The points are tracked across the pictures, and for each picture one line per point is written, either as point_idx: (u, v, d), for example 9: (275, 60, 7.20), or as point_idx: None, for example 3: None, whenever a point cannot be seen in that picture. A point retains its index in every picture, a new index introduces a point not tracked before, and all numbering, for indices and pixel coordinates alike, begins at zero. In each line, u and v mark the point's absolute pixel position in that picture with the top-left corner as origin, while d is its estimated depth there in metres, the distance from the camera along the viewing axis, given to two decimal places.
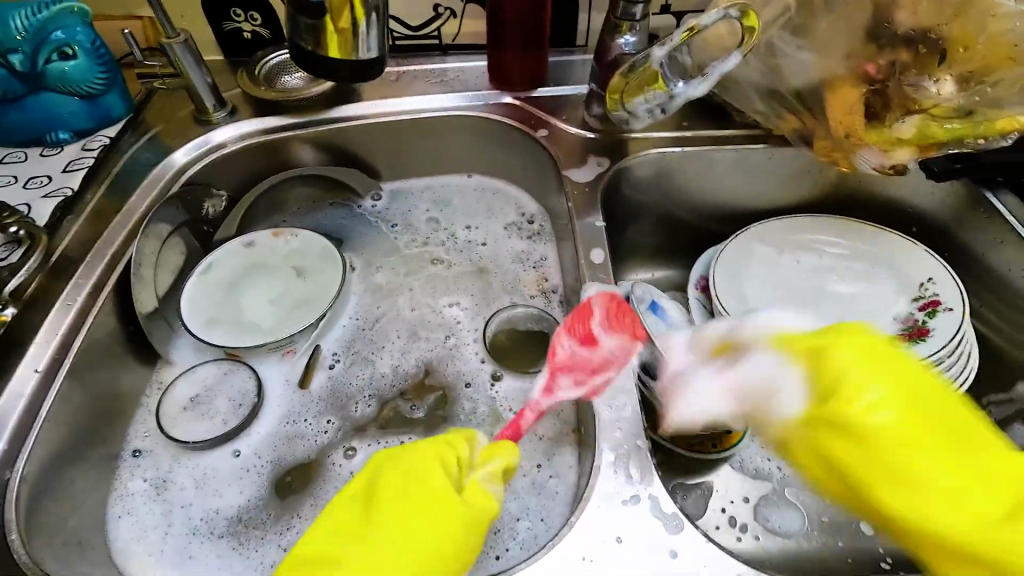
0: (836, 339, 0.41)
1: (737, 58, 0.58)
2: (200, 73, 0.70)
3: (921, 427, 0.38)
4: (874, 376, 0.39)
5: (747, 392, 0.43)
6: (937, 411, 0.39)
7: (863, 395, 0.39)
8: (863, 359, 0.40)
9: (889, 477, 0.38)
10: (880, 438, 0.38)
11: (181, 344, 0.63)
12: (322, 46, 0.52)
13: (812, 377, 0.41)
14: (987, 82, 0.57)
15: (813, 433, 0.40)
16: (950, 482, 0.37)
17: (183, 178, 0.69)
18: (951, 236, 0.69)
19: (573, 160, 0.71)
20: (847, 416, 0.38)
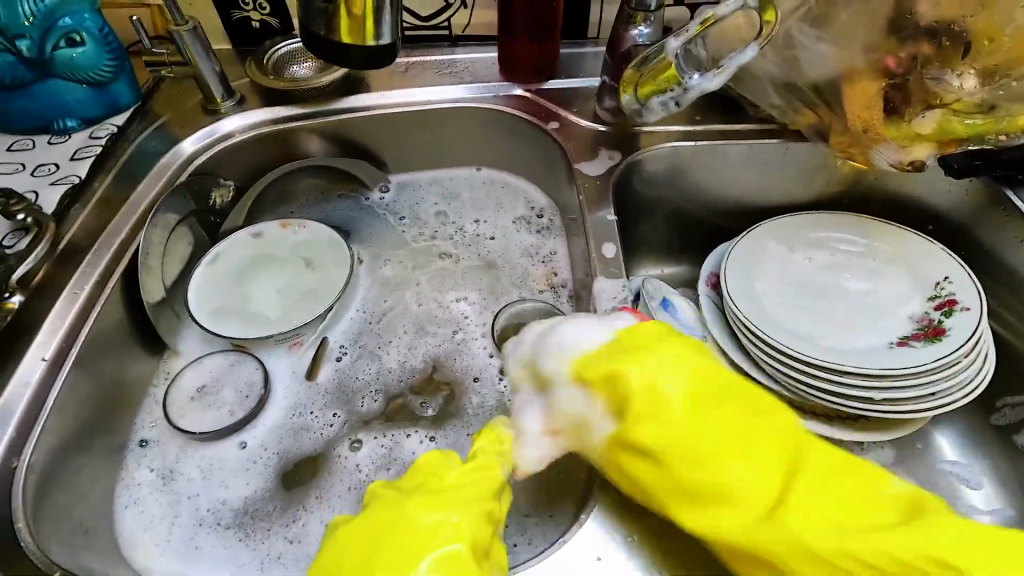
0: (630, 349, 0.44)
1: (754, 49, 0.55)
2: (208, 63, 0.69)
3: (726, 423, 0.40)
4: (634, 359, 0.43)
5: (560, 422, 0.45)
6: (724, 433, 0.40)
7: (714, 432, 0.40)
8: (690, 394, 0.42)
9: (690, 497, 0.40)
10: (681, 453, 0.40)
11: (189, 334, 0.63)
12: (335, 31, 0.51)
13: (610, 402, 0.43)
14: (1012, 76, 0.55)
15: (619, 451, 0.43)
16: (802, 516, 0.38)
17: (191, 167, 0.69)
18: (969, 233, 0.68)
19: (584, 153, 0.69)
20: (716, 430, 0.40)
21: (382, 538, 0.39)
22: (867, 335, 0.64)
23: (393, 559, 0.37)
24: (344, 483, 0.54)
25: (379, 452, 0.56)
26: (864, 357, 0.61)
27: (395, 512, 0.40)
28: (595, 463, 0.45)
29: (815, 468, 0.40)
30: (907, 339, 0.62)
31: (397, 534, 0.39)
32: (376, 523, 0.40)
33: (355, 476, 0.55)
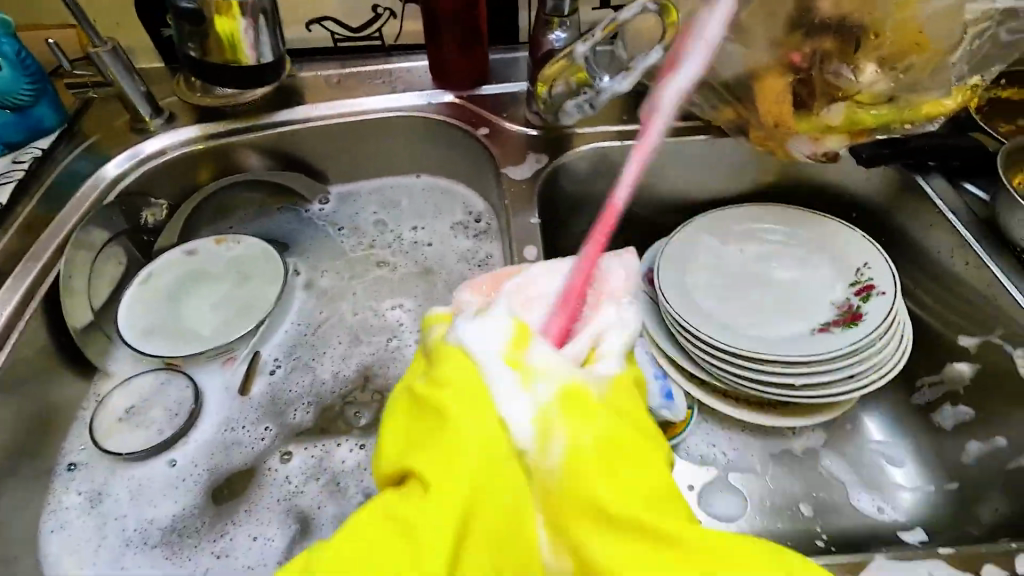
0: (609, 401, 0.38)
1: (659, 52, 0.58)
2: (132, 82, 0.69)
3: (633, 415, 0.38)
4: (621, 461, 0.36)
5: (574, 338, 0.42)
6: (608, 449, 0.36)
7: (606, 480, 0.35)
8: (601, 391, 0.38)
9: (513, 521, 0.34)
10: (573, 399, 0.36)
11: (121, 355, 0.63)
12: (206, 51, 0.58)
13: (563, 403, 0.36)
14: (900, 68, 0.58)
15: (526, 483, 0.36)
16: (631, 498, 0.35)
17: (119, 188, 0.69)
18: (889, 219, 0.70)
19: (512, 157, 0.71)
20: (621, 408, 0.38)
21: (415, 443, 0.37)
22: (792, 323, 0.66)
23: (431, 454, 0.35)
24: (273, 497, 0.55)
25: (309, 463, 0.57)
26: (788, 344, 0.62)
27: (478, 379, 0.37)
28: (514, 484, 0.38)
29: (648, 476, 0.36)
30: (828, 325, 0.64)
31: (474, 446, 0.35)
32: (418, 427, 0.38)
33: (284, 488, 0.55)
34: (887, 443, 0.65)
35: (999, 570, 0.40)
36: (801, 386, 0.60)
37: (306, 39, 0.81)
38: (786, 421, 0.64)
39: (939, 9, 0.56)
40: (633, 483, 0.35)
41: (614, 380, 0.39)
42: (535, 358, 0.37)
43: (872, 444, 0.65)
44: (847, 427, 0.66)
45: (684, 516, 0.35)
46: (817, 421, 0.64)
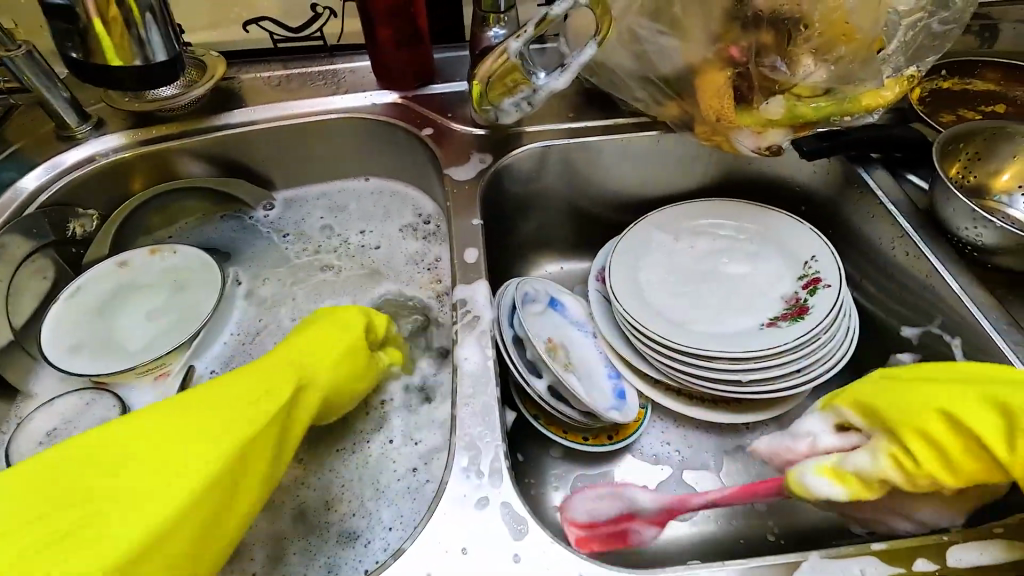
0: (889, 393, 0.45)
1: (592, 46, 0.56)
2: (55, 89, 0.66)
3: (888, 398, 0.44)
4: (925, 416, 0.41)
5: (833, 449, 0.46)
6: (910, 399, 0.43)
7: (886, 443, 0.43)
8: (884, 420, 0.43)
9: (942, 462, 0.41)
10: (909, 412, 0.42)
11: (45, 375, 0.60)
12: (93, 53, 0.53)
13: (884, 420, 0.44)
14: (831, 59, 0.57)
15: (912, 469, 0.41)
16: (984, 390, 0.41)
17: (33, 206, 0.65)
18: (836, 210, 0.69)
19: (457, 157, 0.69)
20: (881, 412, 0.44)
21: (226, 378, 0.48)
22: (741, 318, 0.65)
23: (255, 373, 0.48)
24: None
25: None
26: (736, 339, 0.62)
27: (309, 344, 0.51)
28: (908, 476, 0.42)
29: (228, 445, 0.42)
30: (776, 319, 0.64)
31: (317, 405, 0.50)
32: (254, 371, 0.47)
33: None
34: None
35: (931, 563, 0.40)
36: (749, 381, 0.60)
37: (243, 40, 0.78)
38: (733, 419, 0.63)
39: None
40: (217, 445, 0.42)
41: (860, 410, 0.46)
42: (856, 460, 0.44)
43: None
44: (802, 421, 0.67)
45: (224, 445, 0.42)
46: (770, 416, 0.63)
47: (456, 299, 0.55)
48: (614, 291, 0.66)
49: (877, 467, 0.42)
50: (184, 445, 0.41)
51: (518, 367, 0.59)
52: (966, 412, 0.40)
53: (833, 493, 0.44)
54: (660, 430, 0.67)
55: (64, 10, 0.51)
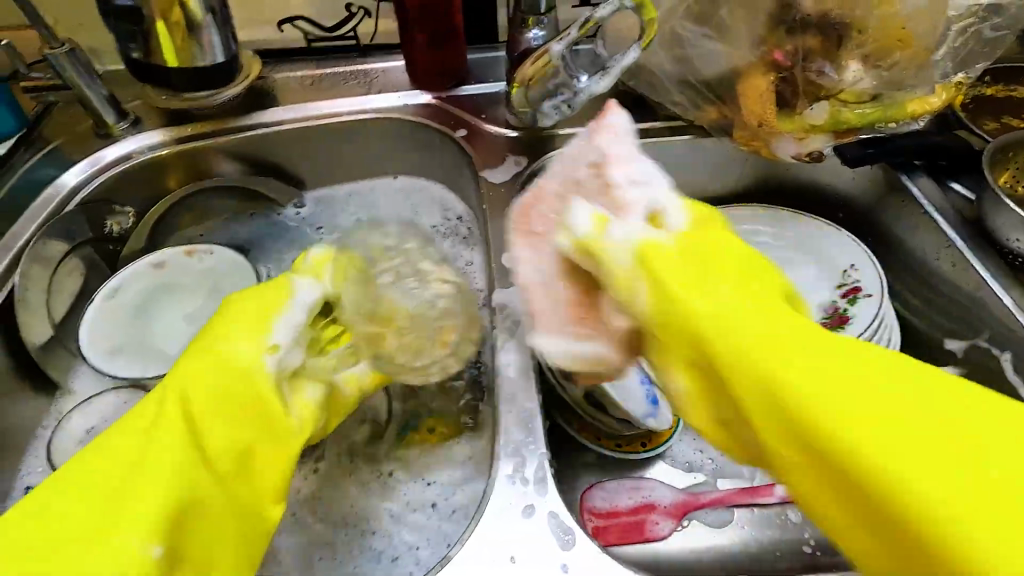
0: (704, 263, 0.40)
1: (636, 51, 0.55)
2: (95, 86, 0.66)
3: (745, 301, 0.38)
4: (693, 287, 0.38)
5: (644, 210, 0.43)
6: (754, 321, 0.37)
7: (691, 301, 0.38)
8: (682, 247, 0.40)
9: (702, 357, 0.37)
10: (719, 324, 0.37)
11: (84, 371, 0.61)
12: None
13: (684, 252, 0.40)
14: (884, 65, 0.57)
15: (665, 321, 0.39)
16: (869, 398, 0.33)
17: (77, 199, 0.66)
18: (876, 218, 0.68)
19: (492, 159, 0.69)
20: (710, 247, 0.41)
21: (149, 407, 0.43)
22: None
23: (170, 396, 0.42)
24: None
25: None
26: None
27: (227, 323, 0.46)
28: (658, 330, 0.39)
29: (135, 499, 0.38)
30: None
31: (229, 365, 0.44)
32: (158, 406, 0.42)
33: None
34: None
35: None
36: None
37: (278, 39, 0.78)
38: None
39: (922, 5, 0.54)
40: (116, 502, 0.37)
41: (683, 233, 0.42)
42: (618, 231, 0.40)
43: None
44: None
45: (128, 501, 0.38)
46: None
47: (494, 304, 0.54)
48: None
49: (630, 256, 0.40)
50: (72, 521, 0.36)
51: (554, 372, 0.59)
52: (822, 400, 0.33)
53: (583, 231, 0.40)
54: (692, 437, 0.66)
55: None
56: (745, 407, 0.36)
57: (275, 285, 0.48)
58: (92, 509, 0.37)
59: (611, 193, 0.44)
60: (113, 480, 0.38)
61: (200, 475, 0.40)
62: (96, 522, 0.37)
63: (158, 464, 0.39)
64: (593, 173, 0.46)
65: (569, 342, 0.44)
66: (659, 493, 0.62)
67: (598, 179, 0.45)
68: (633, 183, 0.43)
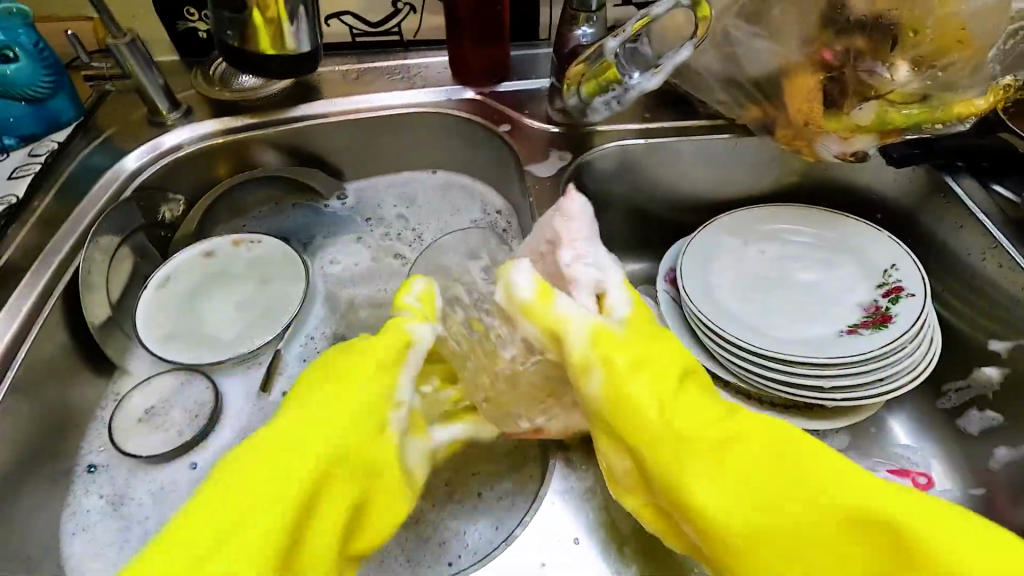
0: (634, 351, 0.42)
1: (689, 48, 0.57)
2: (151, 76, 0.68)
3: (679, 400, 0.40)
4: (633, 372, 0.41)
5: (595, 299, 0.46)
6: (694, 418, 0.39)
7: (630, 387, 0.40)
8: (628, 340, 0.43)
9: (633, 427, 0.40)
10: (672, 421, 0.39)
11: (139, 354, 0.63)
12: (249, 40, 0.51)
13: (636, 347, 0.42)
14: (938, 65, 0.56)
15: (609, 395, 0.41)
16: (791, 515, 0.35)
17: (135, 184, 0.68)
18: (916, 219, 0.69)
19: (536, 154, 0.70)
20: (666, 354, 0.43)
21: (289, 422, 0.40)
22: (819, 325, 0.65)
23: (301, 419, 0.40)
24: None
25: None
26: (816, 345, 0.62)
27: (352, 363, 0.43)
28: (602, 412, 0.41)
29: (255, 521, 0.35)
30: (856, 327, 0.63)
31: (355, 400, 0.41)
32: (287, 429, 0.39)
33: None
34: (913, 448, 0.64)
35: None
36: (829, 388, 0.59)
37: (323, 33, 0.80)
38: (819, 425, 0.62)
39: (981, 7, 0.54)
40: (257, 522, 0.35)
41: (628, 320, 0.45)
42: (567, 307, 0.43)
43: (896, 447, 0.64)
44: (873, 430, 0.65)
45: (248, 527, 0.35)
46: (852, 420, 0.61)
47: None
48: (690, 295, 0.65)
49: (581, 342, 0.42)
50: (203, 534, 0.34)
51: None
52: (737, 508, 0.36)
53: (525, 296, 0.43)
54: None
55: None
56: (670, 498, 0.38)
57: (391, 333, 0.44)
58: (222, 518, 0.35)
59: (561, 273, 0.48)
60: (232, 512, 0.35)
61: (327, 500, 0.38)
62: (223, 529, 0.35)
63: (285, 493, 0.36)
64: (547, 250, 0.50)
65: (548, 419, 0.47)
66: None
67: (551, 258, 0.49)
68: (587, 278, 0.47)
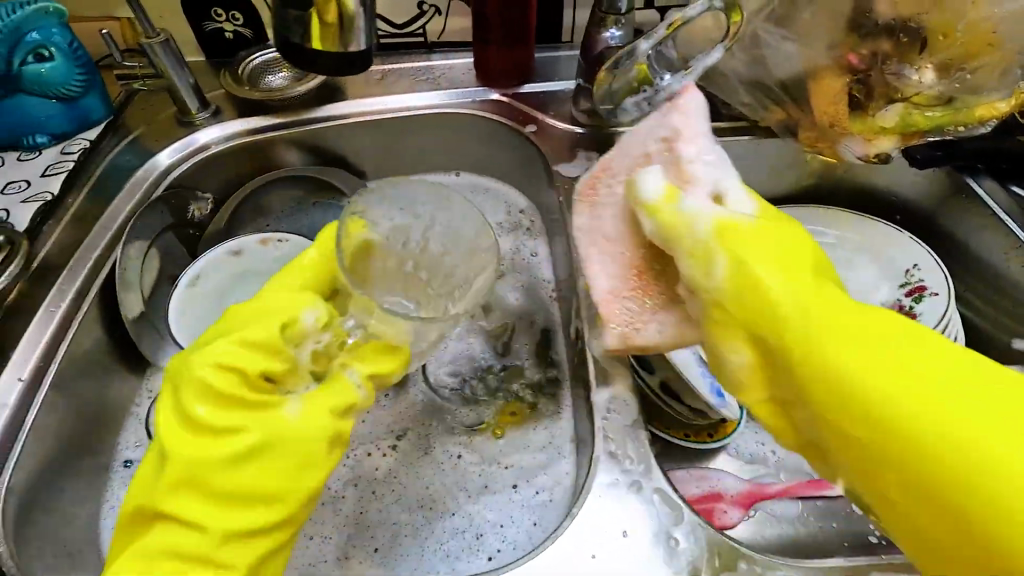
0: (763, 241, 0.41)
1: (721, 49, 0.60)
2: (182, 75, 0.68)
3: (801, 286, 0.40)
4: (760, 258, 0.40)
5: (712, 189, 0.45)
6: (840, 311, 0.39)
7: (757, 273, 0.40)
8: (756, 229, 0.42)
9: (758, 322, 0.39)
10: (819, 307, 0.39)
11: (171, 350, 0.63)
12: (308, 38, 0.51)
13: (760, 234, 0.41)
14: (967, 69, 0.58)
15: (734, 287, 0.40)
16: (931, 386, 0.36)
17: (166, 182, 0.68)
18: (936, 220, 0.70)
19: (563, 154, 0.71)
20: (795, 246, 0.42)
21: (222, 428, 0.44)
22: None
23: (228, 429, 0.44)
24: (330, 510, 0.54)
25: (355, 474, 0.56)
26: None
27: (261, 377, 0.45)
28: (712, 301, 0.41)
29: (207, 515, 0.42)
30: None
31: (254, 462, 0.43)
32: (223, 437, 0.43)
33: (335, 499, 0.55)
34: None
35: None
36: None
37: None
38: None
39: (1016, 9, 0.54)
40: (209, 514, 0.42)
41: (755, 216, 0.44)
42: (691, 204, 0.43)
43: None
44: None
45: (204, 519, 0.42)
46: None
47: (580, 292, 0.57)
48: None
49: (705, 227, 0.41)
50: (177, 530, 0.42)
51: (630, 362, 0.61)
52: (876, 385, 0.36)
53: (656, 195, 0.44)
54: (754, 430, 0.68)
55: None
56: (801, 382, 0.38)
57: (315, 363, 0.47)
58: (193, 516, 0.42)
59: (681, 167, 0.46)
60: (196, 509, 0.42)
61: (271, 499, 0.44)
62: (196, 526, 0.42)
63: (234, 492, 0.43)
64: (662, 148, 0.48)
65: (644, 321, 0.47)
66: (728, 478, 0.63)
67: (668, 156, 0.48)
68: (697, 161, 0.46)
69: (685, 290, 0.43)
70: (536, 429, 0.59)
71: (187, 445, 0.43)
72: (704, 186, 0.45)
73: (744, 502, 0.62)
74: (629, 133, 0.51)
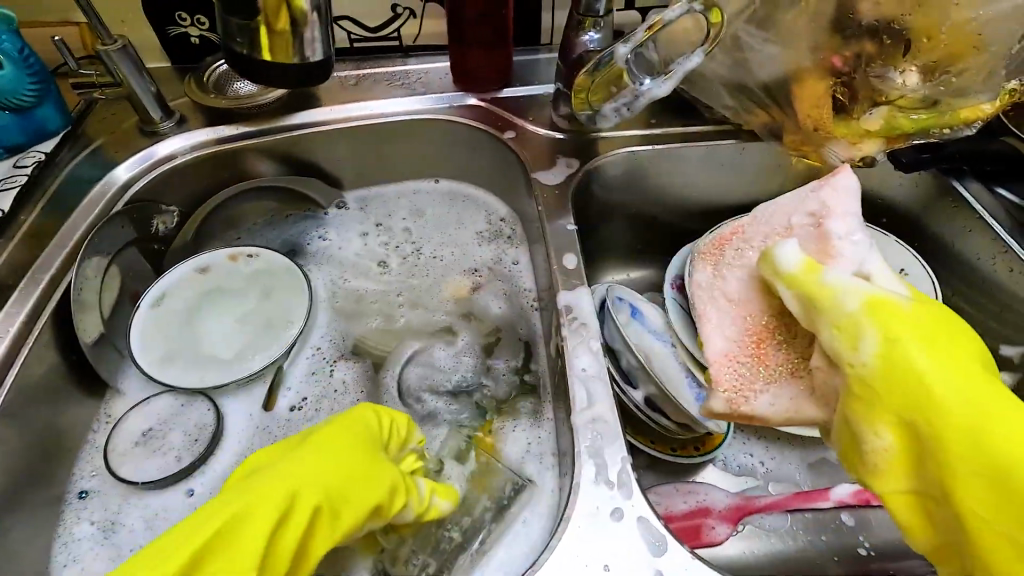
0: (919, 325, 0.39)
1: (700, 56, 0.56)
2: (141, 81, 0.65)
3: (963, 373, 0.37)
4: (921, 344, 0.38)
5: (858, 267, 0.45)
6: (985, 398, 0.36)
7: (913, 355, 0.38)
8: (909, 312, 0.39)
9: (906, 401, 0.37)
10: (964, 389, 0.37)
11: (132, 372, 0.60)
12: (256, 47, 0.49)
13: (917, 320, 0.39)
14: (952, 71, 0.56)
15: (883, 366, 0.38)
16: None
17: (127, 196, 0.65)
18: (922, 223, 0.69)
19: (543, 161, 0.68)
20: (949, 334, 0.39)
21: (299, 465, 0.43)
22: None
23: (308, 470, 0.43)
24: None
25: None
26: None
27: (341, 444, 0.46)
28: (855, 377, 0.39)
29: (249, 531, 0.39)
30: None
31: (270, 547, 0.39)
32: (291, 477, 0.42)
33: None
34: None
35: None
36: None
37: None
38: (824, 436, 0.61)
39: (1005, 10, 0.51)
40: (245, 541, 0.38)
41: (909, 297, 0.42)
42: (837, 277, 0.41)
43: None
44: None
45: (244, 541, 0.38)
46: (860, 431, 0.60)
47: (560, 306, 0.55)
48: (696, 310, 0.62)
49: (854, 304, 0.40)
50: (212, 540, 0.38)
51: (615, 376, 0.60)
52: None
53: (795, 265, 0.43)
54: (743, 440, 0.66)
55: (241, 3, 0.47)
56: (954, 477, 0.36)
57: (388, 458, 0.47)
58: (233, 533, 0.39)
59: (827, 242, 0.46)
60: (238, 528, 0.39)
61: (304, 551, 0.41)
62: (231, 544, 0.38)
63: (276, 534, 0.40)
64: (808, 223, 0.49)
65: (765, 387, 0.45)
66: (713, 494, 0.62)
67: (814, 229, 0.48)
68: (843, 237, 0.46)
69: (821, 360, 0.42)
70: (516, 448, 0.57)
71: (268, 481, 0.42)
72: (839, 258, 0.45)
73: (731, 517, 0.60)
74: (773, 206, 0.52)
